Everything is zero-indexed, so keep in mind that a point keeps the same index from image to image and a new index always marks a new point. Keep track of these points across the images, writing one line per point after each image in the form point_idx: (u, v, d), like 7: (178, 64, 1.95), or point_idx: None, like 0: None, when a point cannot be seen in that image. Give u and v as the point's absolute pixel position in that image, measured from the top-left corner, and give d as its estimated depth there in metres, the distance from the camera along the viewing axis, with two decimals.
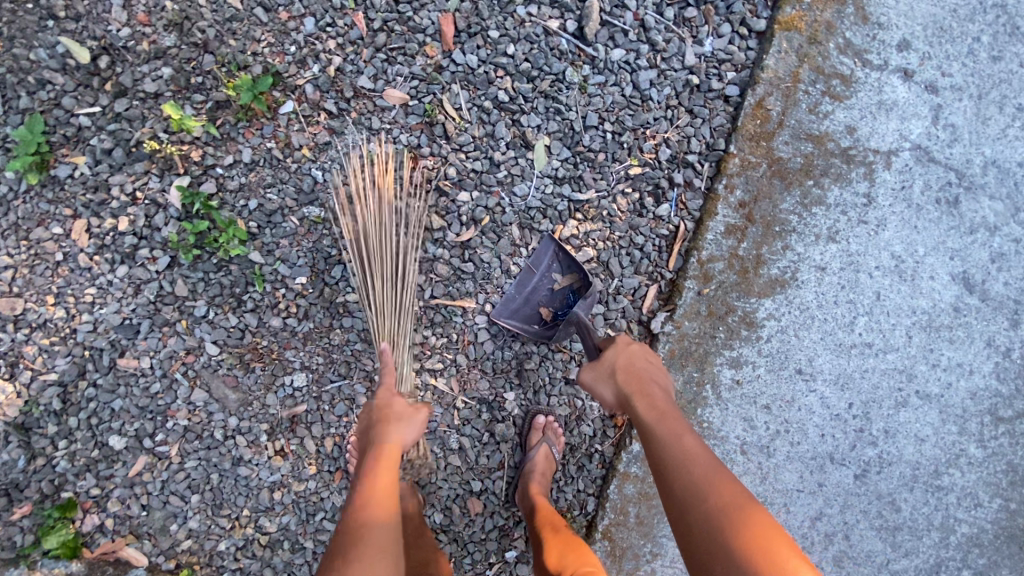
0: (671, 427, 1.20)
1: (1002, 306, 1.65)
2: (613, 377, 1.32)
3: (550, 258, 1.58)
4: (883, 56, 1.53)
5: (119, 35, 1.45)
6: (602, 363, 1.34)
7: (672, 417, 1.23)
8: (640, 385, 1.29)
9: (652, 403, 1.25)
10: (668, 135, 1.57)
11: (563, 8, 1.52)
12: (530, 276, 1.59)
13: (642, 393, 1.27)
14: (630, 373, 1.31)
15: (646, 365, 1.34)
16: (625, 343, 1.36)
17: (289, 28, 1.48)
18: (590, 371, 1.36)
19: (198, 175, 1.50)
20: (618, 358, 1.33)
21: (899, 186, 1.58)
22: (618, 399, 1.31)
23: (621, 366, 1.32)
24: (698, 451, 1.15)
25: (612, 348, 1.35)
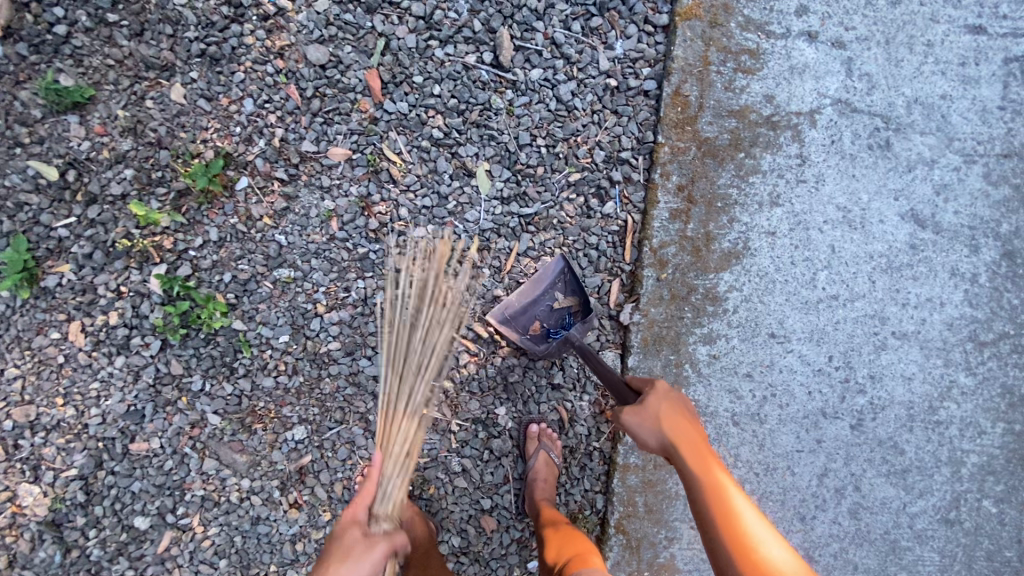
0: (712, 478, 1.27)
1: (958, 234, 1.68)
2: (657, 425, 1.31)
3: (557, 276, 1.63)
4: (784, 25, 1.59)
5: (80, 149, 1.57)
6: (644, 408, 1.33)
7: (711, 464, 1.29)
8: (683, 435, 1.31)
9: (694, 451, 1.29)
10: (599, 138, 1.65)
11: (478, 42, 1.62)
12: (532, 290, 1.63)
13: (689, 444, 1.30)
14: (674, 422, 1.31)
15: (683, 408, 1.35)
16: (665, 390, 1.36)
17: (231, 112, 1.59)
18: (633, 413, 1.32)
19: (173, 261, 1.61)
20: (661, 404, 1.32)
21: (829, 141, 1.63)
22: (663, 447, 1.31)
23: (665, 413, 1.32)
24: (731, 497, 1.26)
25: (655, 395, 1.34)
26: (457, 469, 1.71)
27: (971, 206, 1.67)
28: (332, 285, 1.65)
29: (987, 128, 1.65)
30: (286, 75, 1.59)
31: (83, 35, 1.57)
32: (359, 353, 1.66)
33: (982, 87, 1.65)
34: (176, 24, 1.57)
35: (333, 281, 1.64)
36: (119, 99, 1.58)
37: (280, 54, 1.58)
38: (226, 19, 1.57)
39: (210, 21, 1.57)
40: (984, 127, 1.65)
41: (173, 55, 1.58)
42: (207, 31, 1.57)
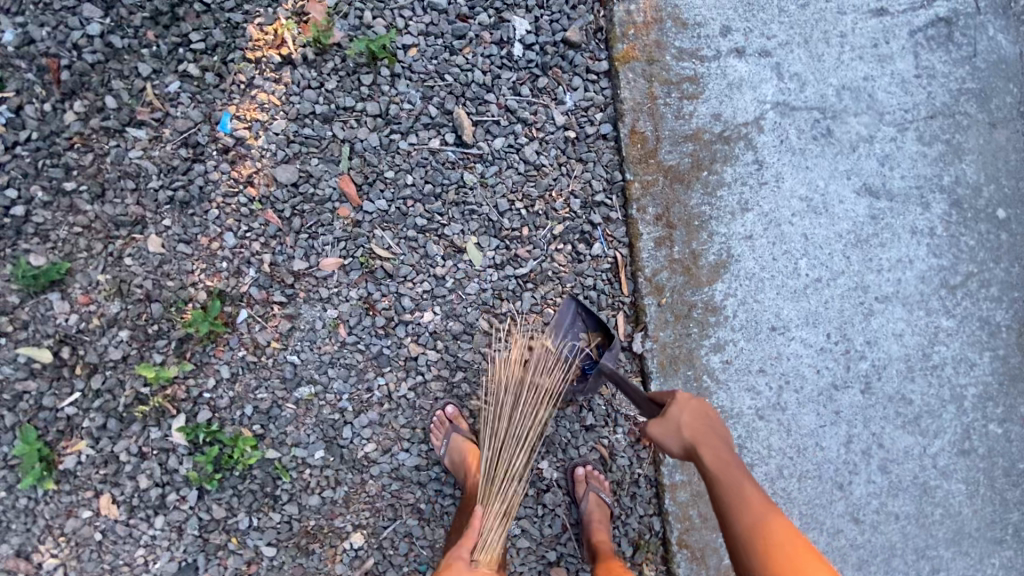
0: (733, 483, 1.27)
1: (909, 196, 1.83)
2: (680, 437, 1.31)
3: (574, 313, 1.67)
4: (714, 47, 1.71)
5: (69, 323, 1.54)
6: (665, 419, 1.32)
7: (734, 471, 1.29)
8: (706, 445, 1.29)
9: (718, 460, 1.29)
10: (572, 187, 1.72)
11: (437, 126, 1.67)
12: (555, 335, 1.65)
13: (711, 452, 1.29)
14: (696, 434, 1.30)
15: (706, 420, 1.33)
16: (685, 399, 1.33)
17: (213, 249, 1.58)
18: (656, 426, 1.33)
19: (190, 408, 1.59)
20: (682, 415, 1.31)
21: (778, 142, 1.76)
22: (687, 452, 1.31)
23: (686, 424, 1.31)
24: (753, 498, 1.27)
25: (675, 406, 1.33)
26: (516, 531, 1.76)
27: (914, 168, 1.83)
28: (354, 389, 1.66)
29: (910, 96, 1.81)
30: (261, 201, 1.59)
31: (42, 209, 1.53)
32: (397, 448, 1.68)
33: (896, 62, 1.81)
34: (137, 177, 1.55)
35: (354, 385, 1.66)
36: (96, 263, 1.55)
37: (249, 181, 1.59)
38: (186, 160, 1.56)
39: (171, 165, 1.56)
40: (906, 97, 1.81)
41: (141, 207, 1.56)
42: (170, 176, 1.56)
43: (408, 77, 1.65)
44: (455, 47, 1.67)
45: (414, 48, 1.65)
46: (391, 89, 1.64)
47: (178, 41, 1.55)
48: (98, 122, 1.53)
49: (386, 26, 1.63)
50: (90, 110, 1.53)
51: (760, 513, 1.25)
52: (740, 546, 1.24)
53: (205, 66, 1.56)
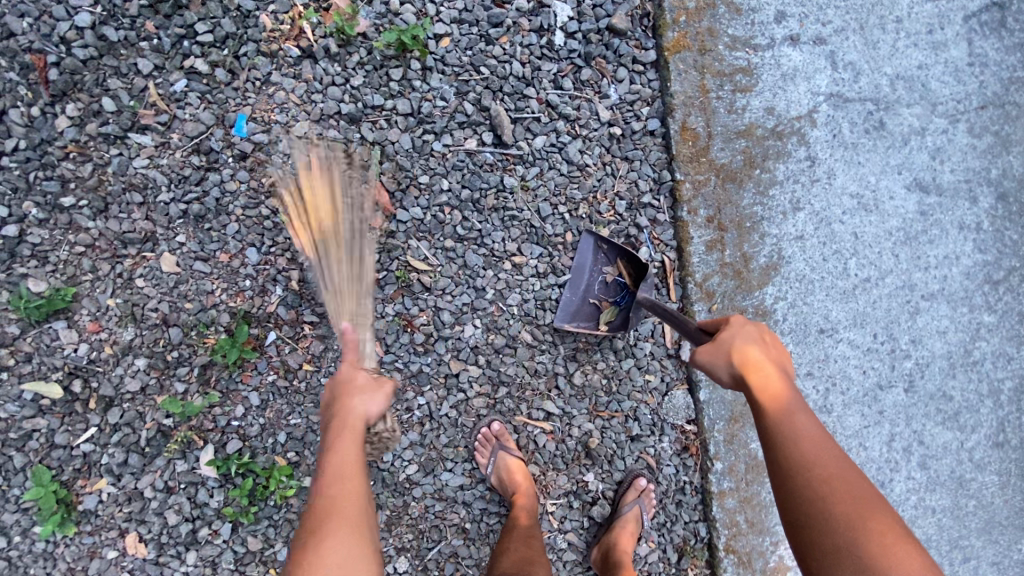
0: (789, 416, 1.08)
1: (958, 191, 1.77)
2: (730, 361, 1.12)
3: (593, 249, 1.59)
4: (768, 35, 1.59)
5: (79, 353, 1.40)
6: (715, 343, 1.14)
7: (791, 405, 1.09)
8: (762, 374, 1.10)
9: (771, 391, 1.09)
10: (617, 188, 1.61)
11: (474, 125, 1.53)
12: (580, 277, 1.59)
13: (766, 382, 1.10)
14: (750, 359, 1.11)
15: (762, 347, 1.13)
16: (738, 323, 1.15)
17: (235, 266, 1.44)
18: (702, 349, 1.16)
19: (219, 439, 1.47)
20: (735, 339, 1.13)
21: (831, 136, 1.67)
22: (737, 381, 1.12)
23: (739, 348, 1.12)
24: (816, 437, 1.06)
25: (727, 329, 1.16)
26: (563, 544, 1.71)
27: (964, 161, 1.76)
28: (393, 410, 1.55)
29: (963, 86, 1.73)
30: (285, 212, 1.45)
31: (38, 228, 1.37)
32: (439, 468, 1.59)
33: (951, 48, 1.72)
34: (144, 189, 1.39)
35: (393, 406, 1.55)
36: (103, 287, 1.40)
37: (272, 191, 1.44)
38: (199, 169, 1.41)
39: (182, 175, 1.40)
40: (959, 86, 1.73)
41: (151, 222, 1.40)
42: (183, 187, 1.40)
43: (440, 70, 1.50)
44: (491, 35, 1.52)
45: (446, 38, 1.50)
46: (422, 85, 1.49)
47: (183, 34, 1.38)
48: (96, 127, 1.37)
49: (415, 13, 1.47)
50: (86, 114, 1.36)
51: (825, 456, 1.03)
52: (801, 491, 1.01)
53: (214, 61, 1.39)
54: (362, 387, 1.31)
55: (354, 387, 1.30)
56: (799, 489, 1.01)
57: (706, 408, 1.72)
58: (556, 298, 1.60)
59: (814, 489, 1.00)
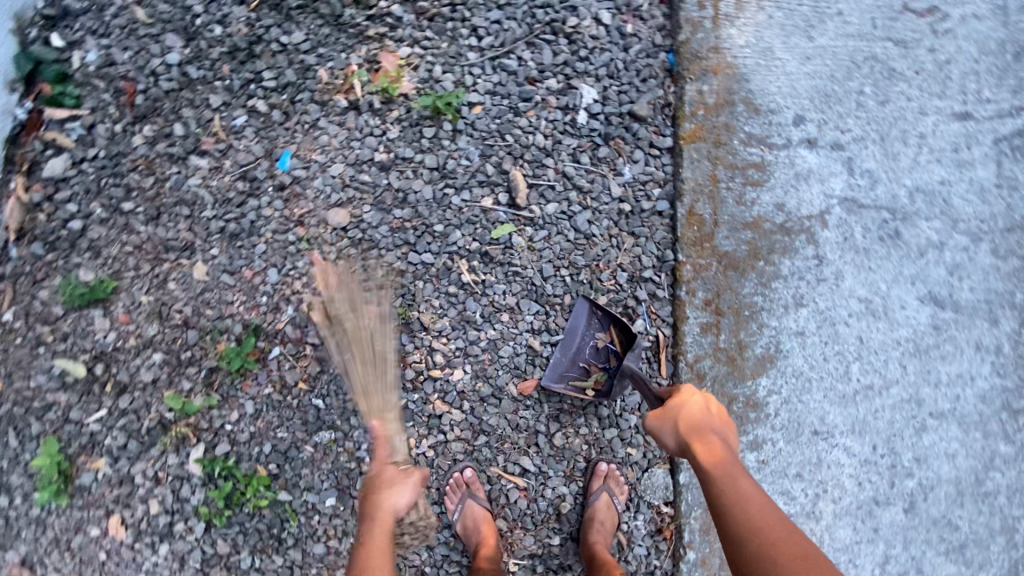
0: (730, 479, 1.17)
1: (976, 310, 1.72)
2: (676, 428, 1.23)
3: (588, 313, 1.65)
4: (784, 135, 1.65)
5: (106, 340, 1.54)
6: (664, 410, 1.26)
7: (733, 467, 1.19)
8: (705, 440, 1.21)
9: (715, 457, 1.19)
10: (620, 260, 1.67)
11: (492, 185, 1.65)
12: (573, 338, 1.65)
13: (708, 446, 1.20)
14: (694, 428, 1.22)
15: (707, 414, 1.25)
16: (687, 394, 1.26)
17: (256, 283, 1.59)
18: (653, 417, 1.28)
19: (211, 439, 1.57)
20: (681, 408, 1.24)
21: (842, 239, 1.68)
22: (682, 447, 1.23)
23: (684, 416, 1.23)
24: (757, 499, 1.16)
25: (675, 399, 1.26)
26: None
27: (985, 281, 1.73)
28: None
29: (988, 206, 1.72)
30: (309, 241, 1.59)
31: (97, 225, 1.56)
32: None
33: (977, 168, 1.72)
34: (192, 204, 1.57)
35: None
36: (141, 284, 1.56)
37: (300, 221, 1.59)
38: (242, 194, 1.58)
39: (227, 198, 1.58)
40: (984, 206, 1.72)
41: (192, 234, 1.58)
42: (225, 208, 1.58)
43: (469, 134, 1.64)
44: (520, 108, 1.65)
45: (479, 106, 1.64)
46: (451, 144, 1.64)
47: (251, 78, 1.57)
48: (164, 147, 1.56)
49: (454, 82, 1.63)
50: (159, 134, 1.56)
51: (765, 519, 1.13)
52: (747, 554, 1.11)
53: (273, 103, 1.58)
54: (397, 476, 1.44)
55: (386, 478, 1.42)
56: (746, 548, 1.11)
57: (685, 492, 1.69)
58: (546, 356, 1.65)
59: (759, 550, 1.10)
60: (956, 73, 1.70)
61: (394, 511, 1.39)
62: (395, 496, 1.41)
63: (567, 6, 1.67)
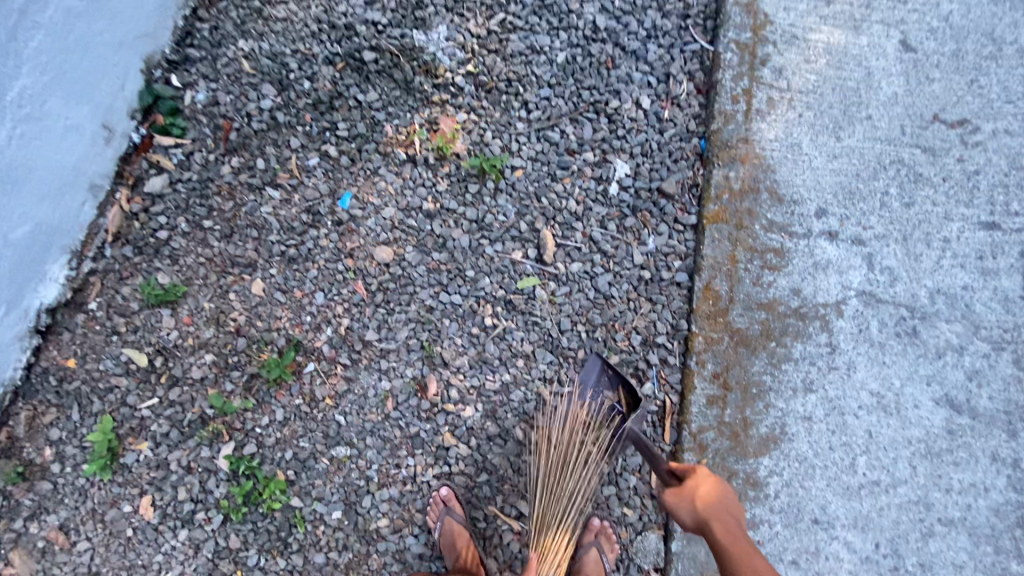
0: (748, 561, 1.23)
1: (994, 419, 1.70)
2: (695, 508, 1.26)
3: (600, 371, 1.70)
4: (805, 225, 1.73)
5: (169, 337, 1.75)
6: (682, 489, 1.29)
7: (748, 549, 1.24)
8: (723, 521, 1.25)
9: (733, 535, 1.25)
10: (636, 323, 1.76)
11: (523, 240, 1.80)
12: (580, 394, 1.70)
13: (727, 528, 1.25)
14: (713, 508, 1.26)
15: (723, 495, 1.29)
16: (704, 474, 1.30)
17: (303, 303, 1.78)
18: (671, 493, 1.30)
19: (240, 439, 1.73)
20: (701, 488, 1.28)
21: (857, 330, 1.72)
22: (699, 526, 1.26)
23: (704, 497, 1.27)
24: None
25: (692, 478, 1.30)
26: None
27: (1005, 391, 1.71)
28: (384, 461, 1.73)
29: (1012, 316, 1.72)
30: (354, 271, 1.78)
31: (179, 236, 1.80)
32: (406, 530, 1.72)
33: (1002, 277, 1.73)
34: (261, 228, 1.80)
35: (385, 458, 1.73)
36: (206, 291, 1.78)
37: (350, 253, 1.78)
38: (304, 224, 1.79)
39: (291, 226, 1.79)
40: (1008, 316, 1.72)
41: (256, 253, 1.79)
42: (288, 234, 1.79)
43: (509, 193, 1.81)
44: (558, 175, 1.82)
45: (521, 169, 1.82)
46: (491, 200, 1.81)
47: (328, 127, 1.81)
48: (246, 177, 1.81)
49: (501, 146, 1.82)
50: (243, 166, 1.81)
51: None
52: None
53: (343, 149, 1.81)
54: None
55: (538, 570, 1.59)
56: None
57: (676, 560, 1.71)
58: (552, 408, 1.73)
59: None
60: (985, 184, 1.75)
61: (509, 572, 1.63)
62: None
63: (611, 89, 1.84)
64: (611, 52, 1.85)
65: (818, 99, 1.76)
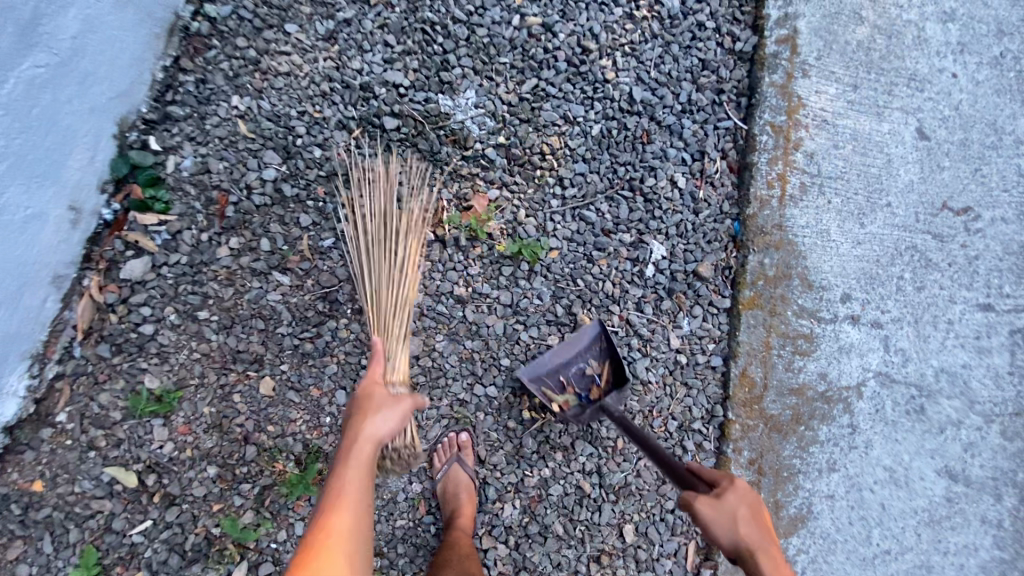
0: None
1: (985, 486, 1.86)
2: (737, 531, 1.14)
3: (595, 338, 1.68)
4: (832, 310, 1.78)
5: (163, 451, 1.52)
6: (722, 505, 1.15)
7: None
8: (765, 547, 1.14)
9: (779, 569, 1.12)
10: (672, 409, 1.75)
11: (560, 326, 1.72)
12: (571, 353, 1.68)
13: (768, 555, 1.13)
14: (755, 531, 1.14)
15: (760, 513, 1.18)
16: (743, 488, 1.18)
17: (322, 402, 1.59)
18: (710, 510, 1.15)
19: (254, 559, 1.55)
20: (742, 506, 1.16)
21: (874, 410, 1.81)
22: (738, 551, 1.14)
23: (745, 517, 1.15)
24: None
25: (732, 493, 1.17)
26: None
27: (993, 459, 1.87)
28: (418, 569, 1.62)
29: (1001, 391, 1.87)
30: None
31: (168, 330, 1.54)
32: None
33: (994, 355, 1.87)
34: (268, 318, 1.58)
35: (419, 565, 1.62)
36: (205, 394, 1.55)
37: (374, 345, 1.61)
38: (320, 313, 1.60)
39: (304, 316, 1.59)
40: (998, 391, 1.87)
41: (264, 347, 1.58)
42: (302, 325, 1.59)
43: (544, 275, 1.71)
44: (594, 257, 1.73)
45: (556, 251, 1.72)
46: (526, 284, 1.70)
47: (344, 203, 1.61)
48: (248, 261, 1.57)
49: (536, 226, 1.70)
50: (244, 247, 1.57)
51: None
52: None
53: None
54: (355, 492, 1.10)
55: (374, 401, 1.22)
56: None
57: None
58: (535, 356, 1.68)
59: None
60: (983, 268, 1.87)
61: (378, 440, 1.17)
62: (377, 423, 1.19)
63: (647, 165, 1.77)
64: (647, 125, 1.77)
65: (844, 185, 1.80)
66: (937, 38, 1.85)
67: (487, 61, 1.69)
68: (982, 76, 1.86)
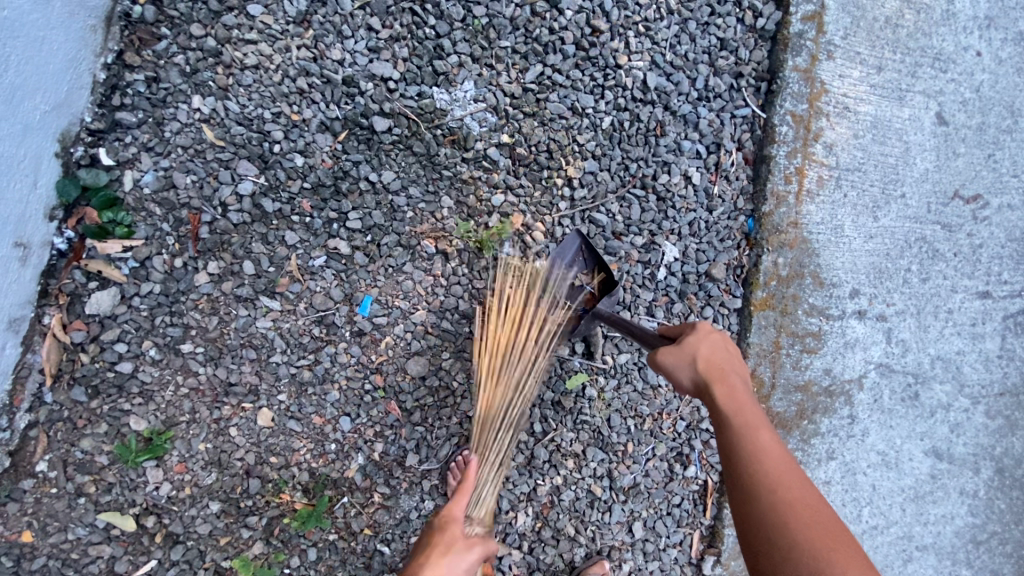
0: (753, 431, 1.07)
1: (966, 462, 1.94)
2: (694, 366, 1.14)
3: (575, 250, 1.45)
4: (841, 307, 1.77)
5: (160, 491, 1.43)
6: (680, 346, 1.16)
7: (756, 420, 1.10)
8: (723, 378, 1.14)
9: (736, 400, 1.12)
10: (681, 410, 1.74)
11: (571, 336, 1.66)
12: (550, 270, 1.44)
13: (725, 386, 1.13)
14: (714, 368, 1.14)
15: (724, 352, 1.18)
16: (705, 331, 1.18)
17: (325, 431, 1.49)
18: (668, 355, 1.16)
19: None
20: (701, 346, 1.16)
21: (872, 400, 1.85)
22: (697, 386, 1.15)
23: (704, 355, 1.15)
24: (793, 473, 1.03)
25: (694, 336, 1.17)
26: None
27: (975, 437, 1.93)
28: None
29: (990, 373, 1.92)
30: (385, 388, 1.50)
31: (151, 366, 1.41)
32: None
33: (987, 340, 1.90)
34: (259, 347, 1.45)
35: None
36: (198, 431, 1.44)
37: (378, 368, 1.49)
38: (317, 339, 1.47)
39: (299, 342, 1.46)
40: (987, 374, 1.91)
41: (258, 378, 1.45)
42: (298, 352, 1.46)
43: None
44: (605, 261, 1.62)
45: None
46: None
47: (335, 217, 1.45)
48: (232, 286, 1.43)
49: (544, 233, 1.57)
50: (225, 272, 1.42)
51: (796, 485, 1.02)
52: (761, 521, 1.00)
53: (356, 245, 1.47)
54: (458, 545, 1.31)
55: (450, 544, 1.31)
56: (758, 517, 1.00)
57: None
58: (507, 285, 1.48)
59: (774, 515, 0.99)
60: (985, 256, 1.85)
61: None
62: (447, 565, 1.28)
63: (660, 160, 1.63)
64: (661, 116, 1.62)
65: (861, 177, 1.73)
66: (964, 13, 1.75)
67: (486, 46, 1.51)
68: (1005, 54, 1.77)
